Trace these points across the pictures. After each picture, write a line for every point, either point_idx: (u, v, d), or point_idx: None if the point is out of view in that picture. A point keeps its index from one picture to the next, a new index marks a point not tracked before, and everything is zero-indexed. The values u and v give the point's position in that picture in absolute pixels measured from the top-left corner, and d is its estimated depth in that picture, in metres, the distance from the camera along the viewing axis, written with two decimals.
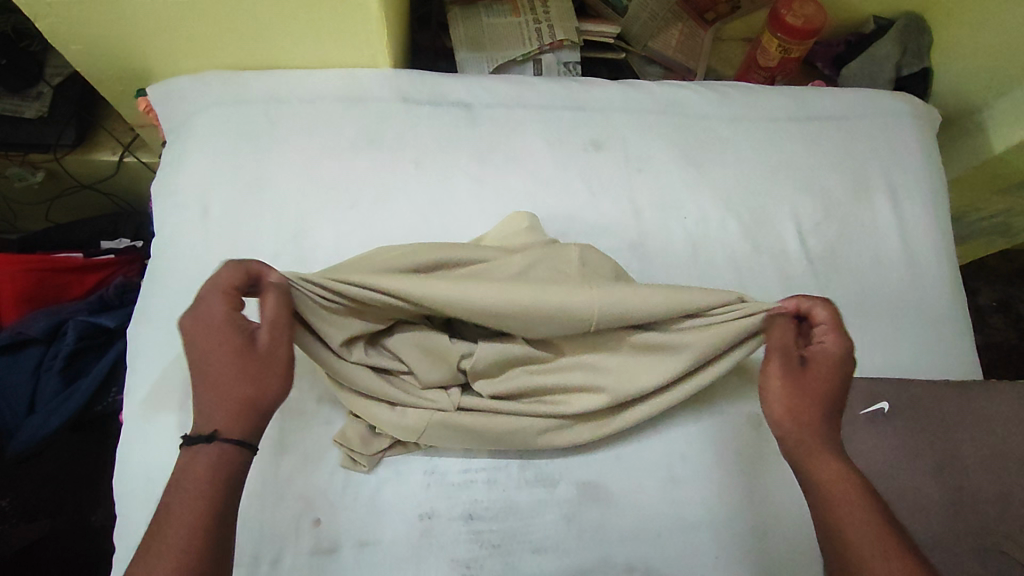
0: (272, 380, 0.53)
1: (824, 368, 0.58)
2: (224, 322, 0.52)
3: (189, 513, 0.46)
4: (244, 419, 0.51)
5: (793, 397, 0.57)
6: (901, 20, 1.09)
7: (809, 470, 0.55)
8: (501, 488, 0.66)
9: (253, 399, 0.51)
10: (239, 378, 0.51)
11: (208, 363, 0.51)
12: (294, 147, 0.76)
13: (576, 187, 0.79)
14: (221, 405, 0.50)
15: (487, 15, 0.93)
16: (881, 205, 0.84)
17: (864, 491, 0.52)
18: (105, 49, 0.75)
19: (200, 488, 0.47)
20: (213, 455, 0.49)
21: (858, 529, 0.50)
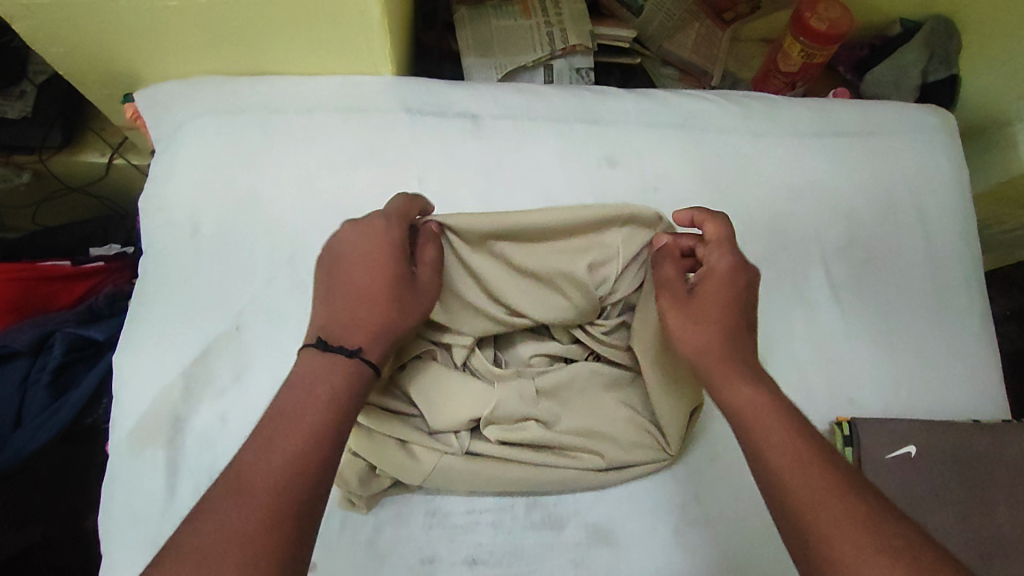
0: (416, 310, 0.54)
1: (713, 285, 0.57)
2: (387, 245, 0.55)
3: (308, 423, 0.45)
4: (382, 340, 0.51)
5: (697, 323, 0.56)
6: (930, 23, 1.03)
7: (726, 390, 0.53)
8: (506, 531, 0.62)
9: (395, 324, 0.52)
10: (391, 299, 0.53)
11: (362, 276, 0.53)
12: (290, 161, 0.72)
13: (588, 206, 0.74)
14: (362, 324, 0.51)
15: (496, 17, 0.88)
16: (908, 227, 0.79)
17: (781, 410, 0.50)
18: (88, 53, 0.70)
19: (316, 401, 0.46)
20: (338, 378, 0.48)
21: (782, 450, 0.47)
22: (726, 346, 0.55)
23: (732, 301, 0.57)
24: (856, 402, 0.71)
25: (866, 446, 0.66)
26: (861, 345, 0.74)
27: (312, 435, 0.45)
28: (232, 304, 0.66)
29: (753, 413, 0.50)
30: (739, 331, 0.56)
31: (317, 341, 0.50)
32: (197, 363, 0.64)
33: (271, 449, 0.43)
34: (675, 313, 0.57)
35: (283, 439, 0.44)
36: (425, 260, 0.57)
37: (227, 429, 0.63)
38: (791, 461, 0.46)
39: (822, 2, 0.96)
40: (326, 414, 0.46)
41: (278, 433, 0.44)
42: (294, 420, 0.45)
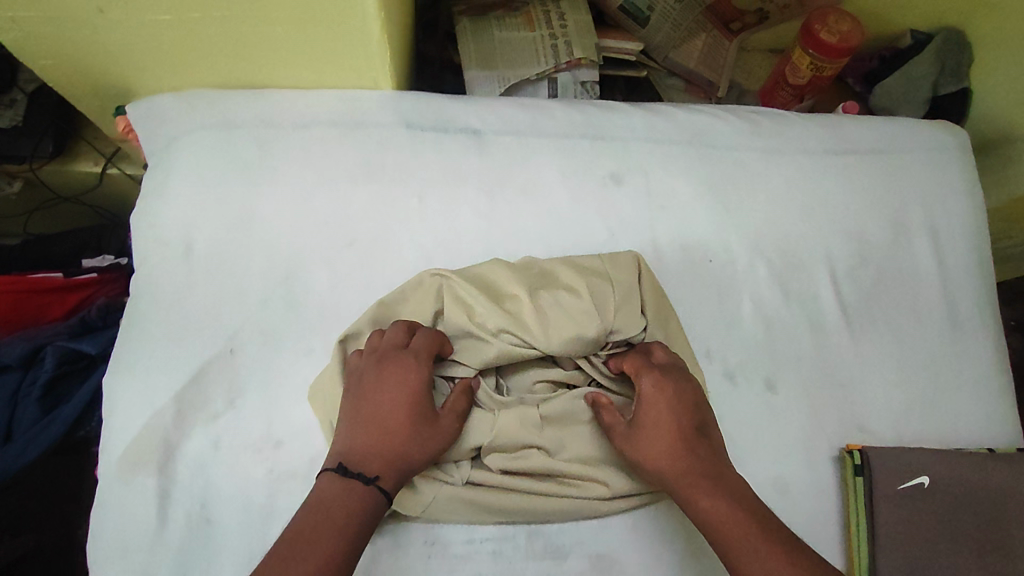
0: (432, 450, 0.56)
1: (653, 405, 0.57)
2: (419, 382, 0.57)
3: (318, 554, 0.48)
4: (394, 475, 0.54)
5: (646, 456, 0.56)
6: (941, 34, 1.02)
7: (694, 509, 0.53)
8: (507, 560, 0.61)
9: (411, 461, 0.55)
10: (409, 437, 0.55)
11: (389, 407, 0.56)
12: (286, 178, 0.70)
13: (592, 225, 0.73)
14: (376, 455, 0.54)
15: (499, 29, 0.86)
16: (920, 247, 0.77)
17: (748, 520, 0.51)
18: (78, 66, 0.68)
19: (331, 527, 0.50)
20: (356, 504, 0.52)
21: (750, 559, 0.49)
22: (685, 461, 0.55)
23: (671, 420, 0.57)
24: (866, 428, 0.70)
25: (877, 477, 0.64)
26: (872, 369, 0.72)
27: (329, 556, 0.48)
28: (225, 326, 0.65)
29: (719, 528, 0.51)
30: (692, 442, 0.56)
31: (337, 464, 0.54)
32: (189, 387, 0.62)
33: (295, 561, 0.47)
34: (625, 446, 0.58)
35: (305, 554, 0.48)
36: (450, 404, 0.57)
37: (219, 456, 0.61)
38: (758, 571, 0.48)
39: (832, 14, 0.94)
40: (345, 531, 0.50)
41: (301, 545, 0.48)
42: (315, 538, 0.49)
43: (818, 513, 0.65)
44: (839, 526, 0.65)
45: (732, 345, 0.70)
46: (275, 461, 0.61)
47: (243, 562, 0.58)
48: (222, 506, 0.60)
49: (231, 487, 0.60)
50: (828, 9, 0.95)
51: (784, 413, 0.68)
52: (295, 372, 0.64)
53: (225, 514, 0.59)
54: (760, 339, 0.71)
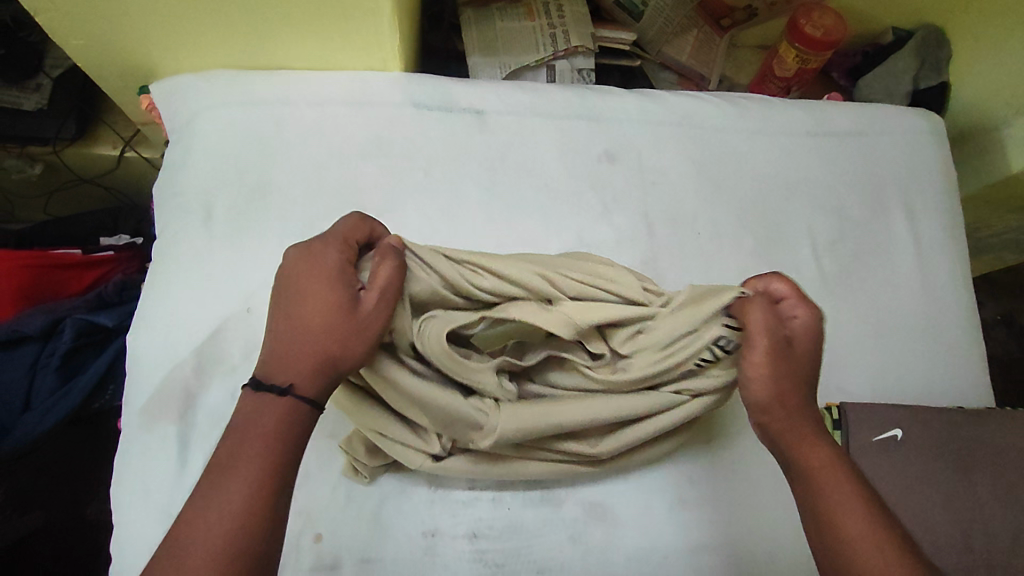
0: (359, 339, 0.49)
1: (802, 346, 0.55)
2: (335, 274, 0.50)
3: (251, 470, 0.44)
4: (319, 377, 0.48)
5: (774, 384, 0.54)
6: (921, 32, 1.07)
7: (800, 454, 0.52)
8: (506, 506, 0.65)
9: (336, 358, 0.48)
10: (330, 330, 0.48)
11: (304, 306, 0.49)
12: (301, 151, 0.74)
13: (587, 198, 0.77)
14: (300, 355, 0.48)
15: (501, 18, 0.91)
16: (897, 224, 0.82)
17: (853, 477, 0.50)
18: (107, 46, 0.73)
19: (262, 440, 0.45)
20: (281, 420, 0.46)
21: (859, 517, 0.47)
22: (798, 407, 0.54)
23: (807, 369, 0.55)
24: (844, 389, 0.74)
25: (853, 429, 0.69)
26: (850, 336, 0.76)
27: (257, 482, 0.43)
28: (242, 287, 0.69)
29: (825, 477, 0.50)
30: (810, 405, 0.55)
31: (250, 380, 0.48)
32: (208, 343, 0.66)
33: (216, 494, 0.43)
34: (760, 361, 0.54)
35: (229, 482, 0.43)
36: (372, 284, 0.51)
37: (236, 407, 0.65)
38: (867, 528, 0.46)
39: (816, 10, 0.99)
40: (268, 452, 0.45)
41: (224, 474, 0.43)
42: (236, 465, 0.44)
43: None
44: None
45: None
46: None
47: None
48: None
49: None
50: (812, 6, 1.01)
51: None
52: None
53: None
54: None
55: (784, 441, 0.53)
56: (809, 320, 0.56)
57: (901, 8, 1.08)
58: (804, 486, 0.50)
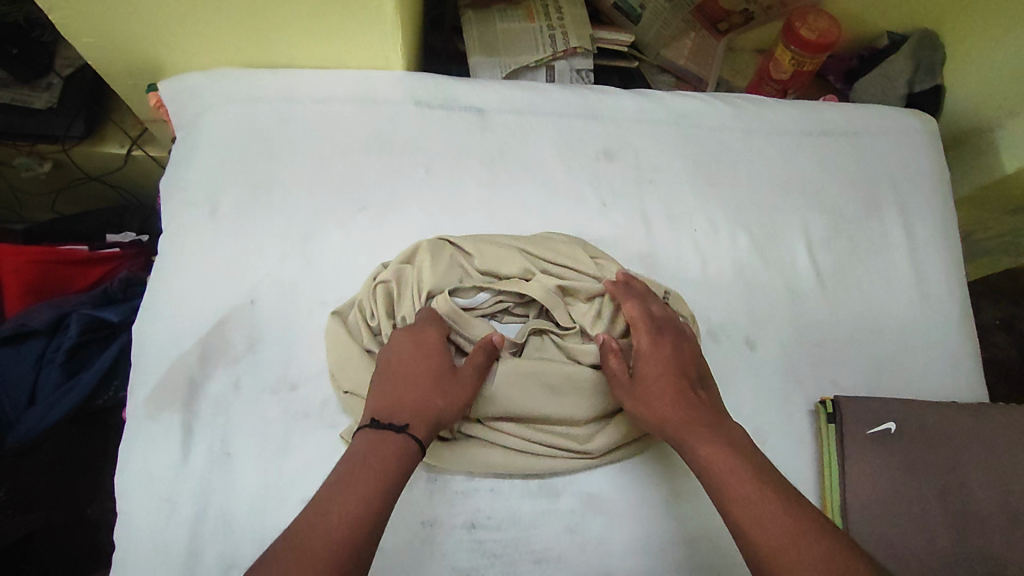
0: (460, 397, 0.60)
1: (652, 363, 0.62)
2: (438, 344, 0.62)
3: (365, 489, 0.50)
4: (427, 424, 0.57)
5: (644, 408, 0.60)
6: (916, 34, 1.09)
7: (693, 455, 0.56)
8: (503, 497, 0.65)
9: (440, 410, 0.59)
10: (437, 389, 0.59)
11: (415, 367, 0.60)
12: (305, 147, 0.76)
13: (585, 195, 0.78)
14: (411, 407, 0.58)
15: (501, 20, 0.93)
16: (892, 222, 0.84)
17: (739, 460, 0.54)
18: (116, 43, 0.75)
19: (372, 467, 0.52)
20: (396, 450, 0.54)
21: (737, 500, 0.52)
22: (681, 407, 0.59)
23: (671, 371, 0.61)
24: (839, 384, 0.75)
25: (846, 422, 0.70)
26: (845, 332, 0.77)
27: (372, 498, 0.50)
28: (246, 280, 0.70)
29: (717, 471, 0.54)
30: (694, 400, 0.60)
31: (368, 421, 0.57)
32: (212, 334, 0.67)
33: (334, 502, 0.49)
34: (623, 395, 0.62)
35: (350, 493, 0.50)
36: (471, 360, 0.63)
37: (239, 397, 0.66)
38: (742, 506, 0.51)
39: (811, 13, 1.01)
40: (385, 474, 0.52)
41: (345, 486, 0.50)
42: (357, 481, 0.51)
43: (795, 459, 0.70)
44: (814, 471, 0.70)
45: (715, 306, 0.75)
46: (290, 402, 0.66)
47: (259, 492, 0.63)
48: (240, 441, 0.65)
49: (248, 424, 0.65)
50: (808, 9, 1.02)
51: (763, 369, 0.73)
52: (311, 322, 0.70)
53: (243, 449, 0.64)
54: (741, 301, 0.76)
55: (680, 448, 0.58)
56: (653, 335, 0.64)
57: (896, 13, 1.10)
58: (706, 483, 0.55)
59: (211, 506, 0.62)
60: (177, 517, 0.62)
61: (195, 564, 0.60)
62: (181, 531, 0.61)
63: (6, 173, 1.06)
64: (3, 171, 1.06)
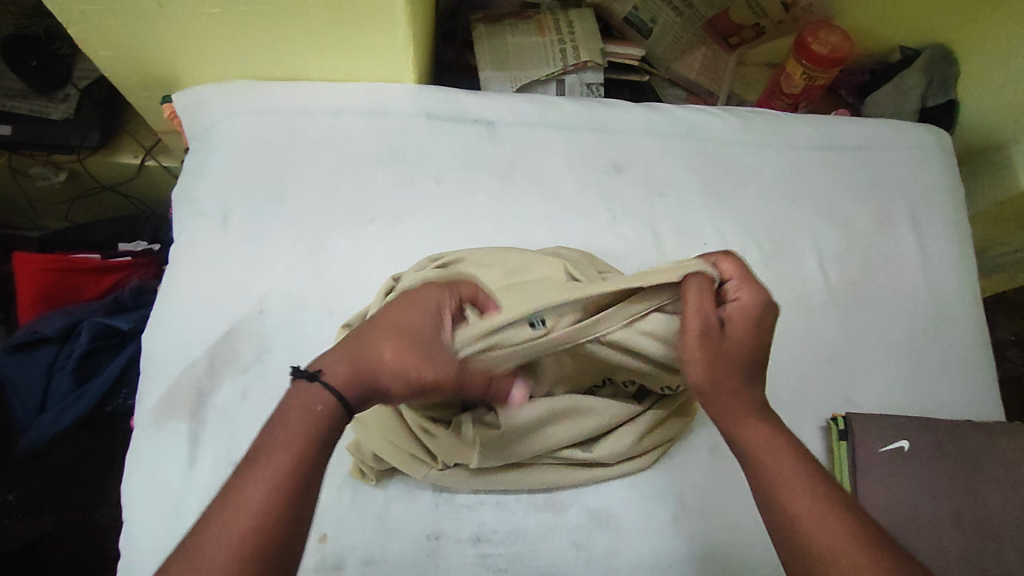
0: (414, 375, 0.49)
1: (739, 326, 0.54)
2: (435, 310, 0.53)
3: (269, 476, 0.42)
4: (353, 375, 0.47)
5: (712, 370, 0.52)
6: (929, 50, 1.08)
7: (742, 437, 0.50)
8: (509, 510, 0.65)
9: (381, 370, 0.48)
10: (396, 346, 0.49)
11: (391, 313, 0.51)
12: (316, 159, 0.76)
13: (595, 208, 0.78)
14: (348, 361, 0.48)
15: (512, 33, 0.93)
16: (905, 236, 0.83)
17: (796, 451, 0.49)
18: (132, 57, 0.76)
19: (283, 447, 0.44)
20: (309, 422, 0.45)
21: (796, 496, 0.46)
22: (740, 386, 0.52)
23: (754, 344, 0.54)
24: (851, 402, 0.74)
25: (858, 439, 0.69)
26: (857, 348, 0.76)
27: (279, 490, 0.42)
28: (255, 290, 0.70)
29: (768, 457, 0.48)
30: (756, 383, 0.53)
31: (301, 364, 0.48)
32: (221, 344, 0.68)
33: (234, 504, 0.41)
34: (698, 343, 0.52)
35: (253, 480, 0.42)
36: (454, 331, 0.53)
37: (246, 406, 0.66)
38: (804, 502, 0.45)
39: (823, 28, 1.00)
40: (297, 456, 0.43)
41: (246, 476, 0.42)
42: (263, 466, 0.43)
43: None
44: None
45: None
46: None
47: None
48: (246, 451, 0.64)
49: (255, 434, 0.65)
50: (821, 23, 1.02)
51: (774, 384, 0.72)
52: (318, 333, 0.70)
53: None
54: None
55: (727, 425, 0.51)
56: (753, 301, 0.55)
57: (909, 27, 1.09)
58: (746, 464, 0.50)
59: None
60: (182, 526, 0.62)
61: None
62: None
63: (22, 182, 1.08)
64: (18, 180, 1.07)
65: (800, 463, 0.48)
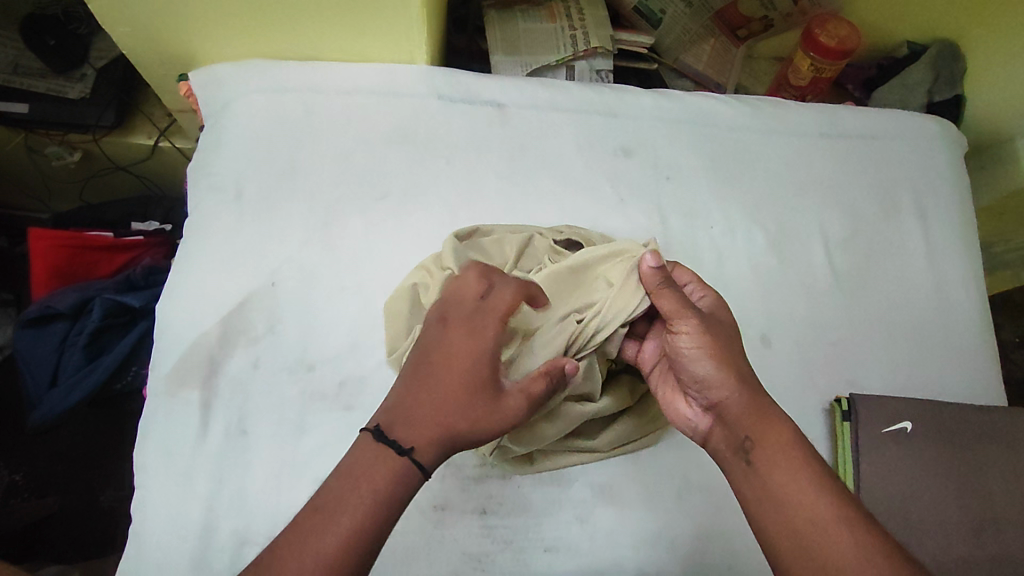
0: (498, 425, 0.52)
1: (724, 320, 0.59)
2: (493, 352, 0.54)
3: (353, 519, 0.46)
4: (439, 449, 0.50)
5: (715, 356, 0.55)
6: (935, 46, 1.08)
7: (758, 437, 0.51)
8: (515, 484, 0.66)
9: (460, 433, 0.51)
10: (481, 408, 0.52)
11: (460, 370, 0.53)
12: (328, 136, 0.77)
13: (602, 188, 0.79)
14: (425, 431, 0.50)
15: (524, 20, 0.95)
16: (910, 224, 0.84)
17: (809, 457, 0.50)
18: (151, 35, 0.77)
19: (366, 490, 0.47)
20: (394, 479, 0.48)
21: (808, 499, 0.47)
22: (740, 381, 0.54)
23: (737, 331, 0.58)
24: (854, 385, 0.75)
25: (863, 421, 0.69)
26: (860, 333, 0.77)
27: (360, 528, 0.46)
28: (268, 264, 0.71)
29: (785, 462, 0.49)
30: (749, 372, 0.55)
31: (374, 427, 0.50)
32: (234, 315, 0.69)
33: (317, 537, 0.45)
34: (691, 326, 0.56)
35: (340, 516, 0.46)
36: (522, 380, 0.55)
37: (258, 375, 0.67)
38: (818, 508, 0.47)
39: (831, 21, 1.01)
40: (376, 507, 0.47)
41: (329, 515, 0.46)
42: (348, 506, 0.47)
43: None
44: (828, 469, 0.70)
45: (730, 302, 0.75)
46: (307, 383, 0.67)
47: (274, 471, 0.64)
48: (258, 420, 0.65)
49: (265, 403, 0.66)
50: (827, 15, 1.02)
51: (777, 366, 0.73)
52: (329, 305, 0.71)
53: (260, 428, 0.65)
54: (756, 297, 0.76)
55: (741, 427, 0.53)
56: (717, 296, 0.61)
57: (917, 21, 1.10)
58: (755, 465, 0.51)
59: (226, 482, 0.63)
60: (193, 492, 0.63)
61: (208, 541, 0.61)
62: (197, 506, 0.62)
63: (37, 162, 1.09)
64: (34, 159, 1.09)
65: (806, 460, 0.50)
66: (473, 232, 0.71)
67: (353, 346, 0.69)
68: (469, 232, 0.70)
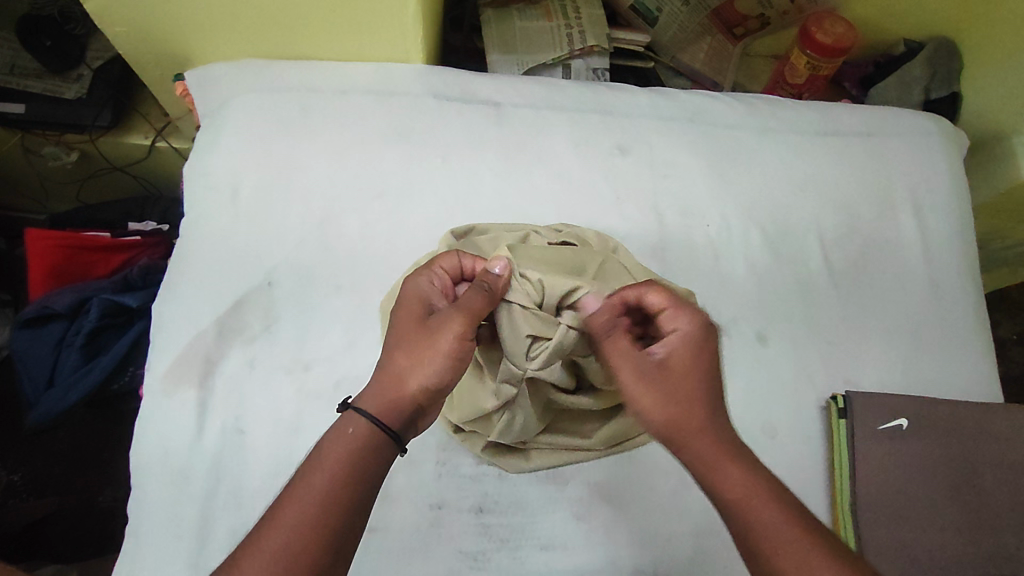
0: (428, 355, 0.52)
1: (681, 359, 0.53)
2: (423, 298, 0.56)
3: (318, 488, 0.46)
4: (382, 398, 0.51)
5: (660, 406, 0.52)
6: (934, 41, 1.09)
7: (716, 488, 0.49)
8: (511, 482, 0.66)
9: (399, 376, 0.52)
10: (410, 346, 0.53)
11: (398, 322, 0.55)
12: (324, 135, 0.77)
13: (598, 187, 0.79)
14: (368, 388, 0.52)
15: (520, 18, 0.95)
16: (906, 222, 0.84)
17: (773, 501, 0.47)
18: (148, 35, 0.77)
19: (331, 458, 0.48)
20: (357, 442, 0.49)
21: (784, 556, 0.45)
22: (706, 423, 0.51)
23: (696, 368, 0.53)
24: (850, 382, 0.75)
25: (858, 417, 0.69)
26: (856, 330, 0.77)
27: (327, 495, 0.46)
28: (264, 263, 0.71)
29: (751, 511, 0.47)
30: (700, 417, 0.51)
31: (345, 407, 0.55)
32: (230, 314, 0.69)
33: (283, 510, 0.46)
34: (636, 379, 0.53)
35: (306, 487, 0.47)
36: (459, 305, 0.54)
37: (254, 375, 0.67)
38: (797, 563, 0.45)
39: (827, 18, 1.01)
40: (341, 472, 0.47)
41: (296, 487, 0.47)
42: (314, 477, 0.47)
43: (805, 453, 0.70)
44: (824, 467, 0.70)
45: (726, 300, 0.76)
46: (303, 382, 0.67)
47: (270, 471, 0.64)
48: (254, 420, 0.65)
49: (261, 402, 0.66)
50: (823, 14, 1.02)
51: (773, 364, 0.73)
52: (325, 304, 0.71)
53: (257, 427, 0.65)
54: (751, 295, 0.76)
55: (703, 482, 0.50)
56: (691, 325, 0.54)
57: (913, 19, 1.10)
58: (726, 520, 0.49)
59: (223, 481, 0.63)
60: (189, 491, 0.63)
61: (205, 541, 0.61)
62: (193, 505, 0.62)
63: (35, 162, 1.09)
64: (31, 160, 1.09)
65: (773, 506, 0.47)
66: (467, 233, 0.71)
67: (349, 345, 0.69)
68: (465, 231, 0.71)
